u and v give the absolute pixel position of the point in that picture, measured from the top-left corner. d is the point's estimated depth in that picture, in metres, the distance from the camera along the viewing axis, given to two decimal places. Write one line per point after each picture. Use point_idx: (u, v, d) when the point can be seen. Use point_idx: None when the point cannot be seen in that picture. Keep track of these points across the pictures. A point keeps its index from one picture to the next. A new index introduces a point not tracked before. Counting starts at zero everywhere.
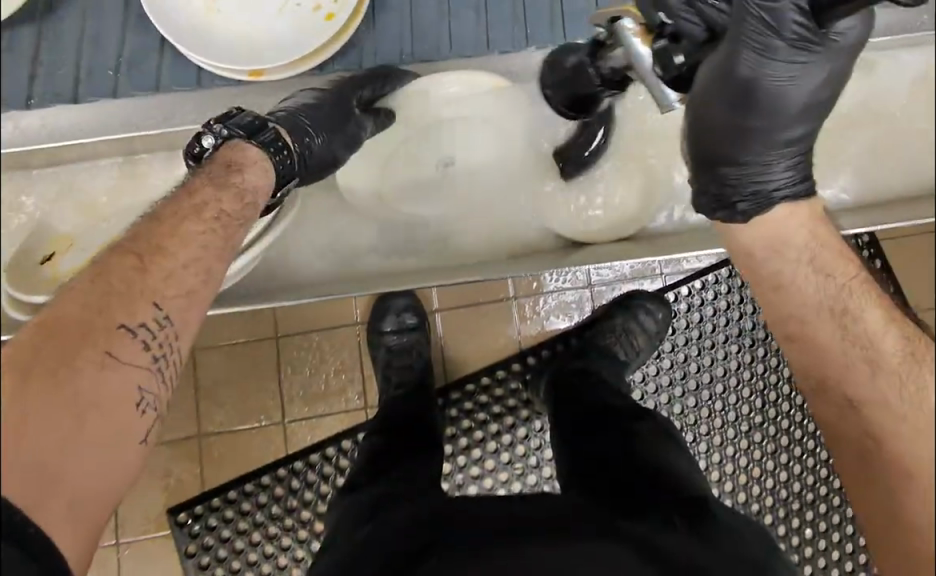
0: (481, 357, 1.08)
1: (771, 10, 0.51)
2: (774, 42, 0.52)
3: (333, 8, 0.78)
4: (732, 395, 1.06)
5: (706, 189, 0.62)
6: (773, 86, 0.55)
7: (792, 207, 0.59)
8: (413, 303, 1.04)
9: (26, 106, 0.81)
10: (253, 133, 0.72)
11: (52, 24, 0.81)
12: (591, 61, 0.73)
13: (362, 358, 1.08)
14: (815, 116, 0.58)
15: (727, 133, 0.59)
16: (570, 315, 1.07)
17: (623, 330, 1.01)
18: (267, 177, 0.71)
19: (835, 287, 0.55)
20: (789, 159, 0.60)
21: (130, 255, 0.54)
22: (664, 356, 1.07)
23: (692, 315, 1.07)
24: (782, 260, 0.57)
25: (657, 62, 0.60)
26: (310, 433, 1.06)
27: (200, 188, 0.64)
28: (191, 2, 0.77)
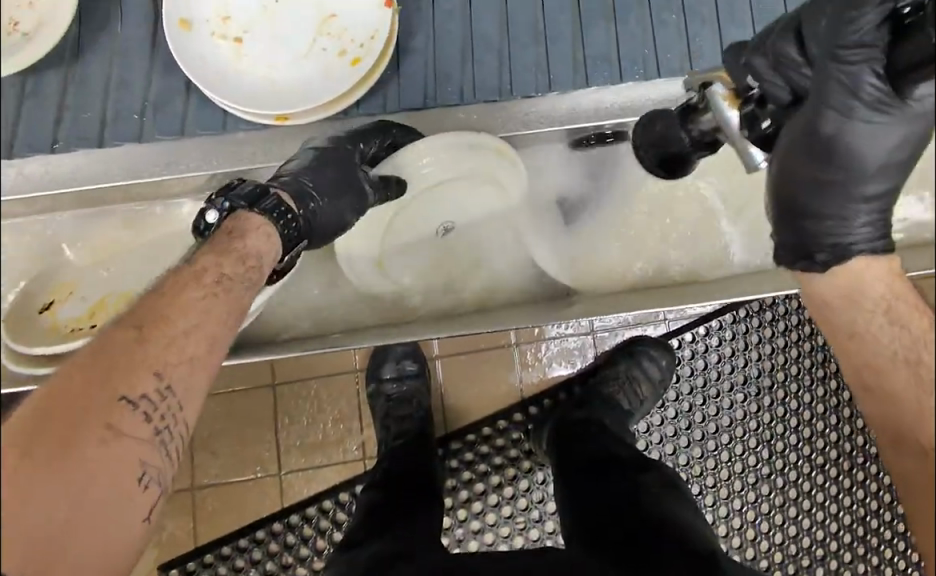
0: (485, 409, 1.06)
1: (850, 73, 0.49)
2: (855, 103, 0.49)
3: (359, 52, 0.75)
4: (738, 445, 1.04)
5: (783, 245, 0.55)
6: (855, 141, 0.50)
7: (866, 262, 0.51)
8: (412, 350, 1.03)
9: (50, 150, 0.78)
10: (255, 202, 0.65)
11: (78, 71, 0.79)
12: (681, 125, 0.65)
13: (361, 408, 1.05)
14: (897, 175, 0.52)
15: (805, 186, 0.52)
16: (573, 362, 1.06)
17: (626, 377, 0.99)
18: (271, 244, 0.64)
19: (912, 337, 0.47)
20: (874, 217, 0.52)
21: (131, 329, 0.50)
22: (669, 405, 1.05)
23: (696, 362, 1.05)
24: (858, 311, 0.50)
25: (745, 123, 0.56)
26: (306, 486, 1.03)
27: (203, 258, 0.59)
28: (219, 47, 0.75)
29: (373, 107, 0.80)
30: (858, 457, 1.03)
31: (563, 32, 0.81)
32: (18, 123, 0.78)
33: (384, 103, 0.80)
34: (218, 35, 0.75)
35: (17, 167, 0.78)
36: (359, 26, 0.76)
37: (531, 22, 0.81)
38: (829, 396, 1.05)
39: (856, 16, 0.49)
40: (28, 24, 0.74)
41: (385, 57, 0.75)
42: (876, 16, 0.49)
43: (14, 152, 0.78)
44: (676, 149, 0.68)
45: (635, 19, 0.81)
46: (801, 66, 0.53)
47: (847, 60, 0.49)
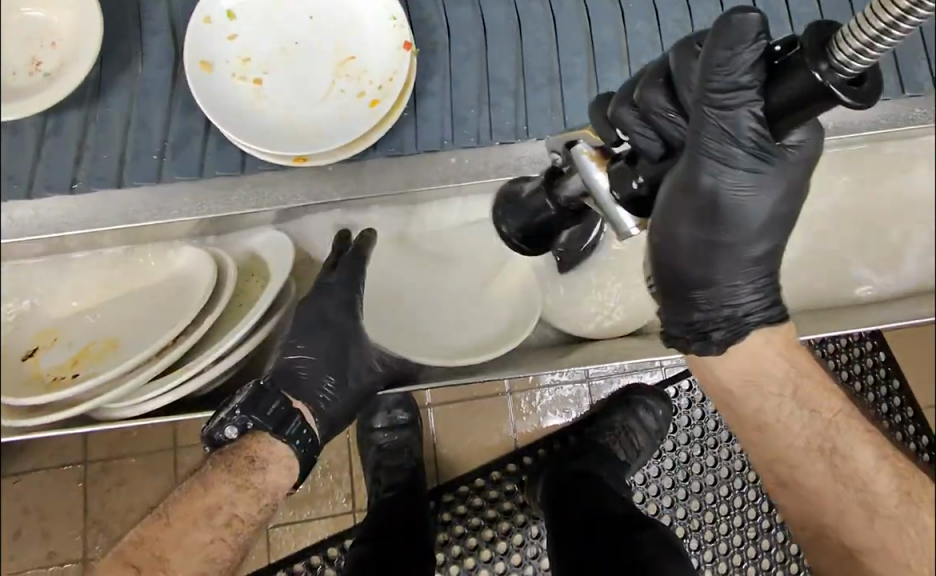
0: (479, 456, 1.03)
1: (727, 117, 0.48)
2: (736, 153, 0.49)
3: (378, 94, 0.74)
4: (737, 498, 1.01)
5: (679, 311, 0.58)
6: (736, 201, 0.52)
7: (763, 337, 0.58)
8: (404, 398, 0.98)
9: (69, 191, 0.76)
10: (279, 425, 0.73)
11: (99, 111, 0.78)
12: (546, 190, 0.63)
13: (352, 458, 1.03)
14: (777, 234, 0.55)
15: (695, 250, 0.55)
16: (568, 411, 1.04)
17: (622, 427, 0.97)
18: (288, 475, 0.74)
19: (821, 424, 0.58)
20: (757, 280, 0.57)
21: (129, 567, 0.70)
22: (665, 456, 1.03)
23: (693, 411, 1.04)
24: (765, 396, 0.59)
25: (613, 183, 0.52)
26: (294, 540, 0.99)
27: (216, 482, 0.72)
28: (239, 87, 0.74)
29: (390, 147, 0.77)
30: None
31: (578, 74, 0.80)
32: (38, 162, 0.76)
33: (400, 142, 0.78)
34: (238, 77, 0.74)
35: (33, 206, 0.76)
36: (378, 67, 0.75)
37: (546, 64, 0.80)
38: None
39: (733, 55, 0.46)
40: (50, 63, 0.73)
41: (405, 97, 0.75)
42: (750, 50, 0.45)
43: (33, 191, 0.76)
44: (542, 221, 0.66)
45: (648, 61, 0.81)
46: (674, 114, 0.51)
47: (724, 105, 0.47)
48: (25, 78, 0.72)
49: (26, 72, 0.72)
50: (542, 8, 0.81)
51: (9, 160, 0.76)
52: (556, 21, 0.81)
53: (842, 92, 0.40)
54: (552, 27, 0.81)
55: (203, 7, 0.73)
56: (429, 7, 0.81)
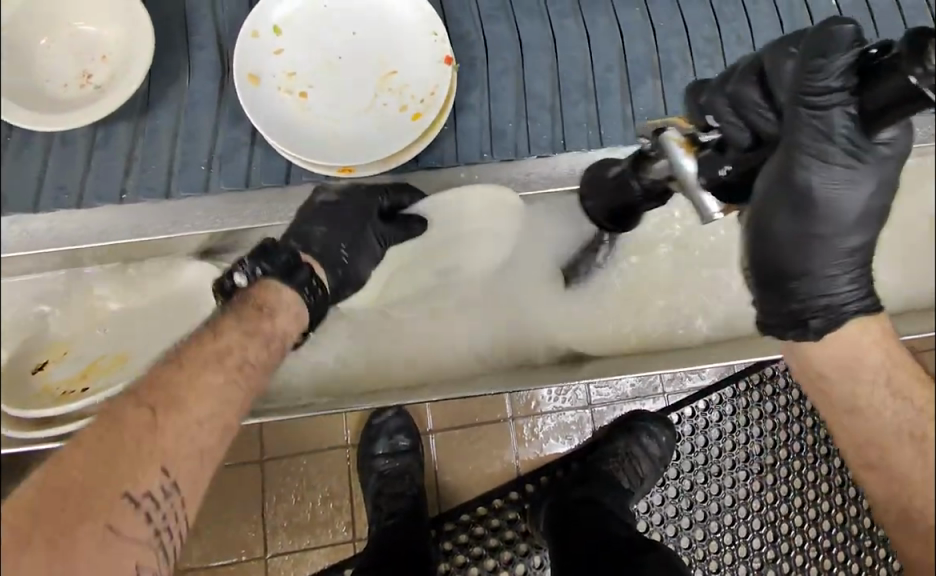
0: (477, 483, 1.00)
1: (822, 118, 0.46)
2: (830, 150, 0.47)
3: (420, 107, 0.75)
4: (742, 527, 0.98)
5: (773, 308, 0.53)
6: (835, 194, 0.49)
7: (860, 325, 0.51)
8: (404, 424, 0.97)
9: (118, 201, 0.76)
10: (287, 273, 0.65)
11: (147, 123, 0.78)
12: (629, 173, 0.59)
13: (352, 484, 0.98)
14: (874, 226, 0.51)
15: (791, 245, 0.51)
16: (571, 437, 1.00)
17: (625, 454, 0.95)
18: (298, 324, 0.65)
19: (914, 411, 0.49)
20: (857, 273, 0.52)
21: (144, 409, 0.53)
22: (669, 484, 1.00)
23: (697, 438, 1.00)
24: (858, 382, 0.50)
25: (704, 170, 0.50)
26: (294, 570, 0.96)
27: (224, 324, 0.61)
28: (284, 100, 0.75)
29: (431, 161, 0.79)
30: (866, 541, 0.98)
31: (613, 88, 0.81)
32: (88, 173, 0.76)
33: (440, 157, 0.79)
34: (283, 90, 0.75)
35: (83, 216, 0.76)
36: (418, 81, 0.76)
37: (580, 81, 0.82)
38: (833, 475, 1.00)
39: (826, 62, 0.45)
40: (100, 77, 0.74)
41: (446, 111, 0.75)
42: (845, 56, 0.45)
43: (83, 201, 0.76)
44: (626, 201, 0.62)
45: (680, 75, 0.82)
46: (766, 109, 0.50)
47: (818, 105, 0.46)
48: (76, 90, 0.73)
49: (77, 85, 0.74)
50: (577, 25, 0.83)
51: (61, 170, 0.76)
52: (590, 38, 0.82)
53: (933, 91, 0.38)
54: (586, 44, 0.82)
55: (250, 21, 0.74)
56: (467, 25, 0.82)
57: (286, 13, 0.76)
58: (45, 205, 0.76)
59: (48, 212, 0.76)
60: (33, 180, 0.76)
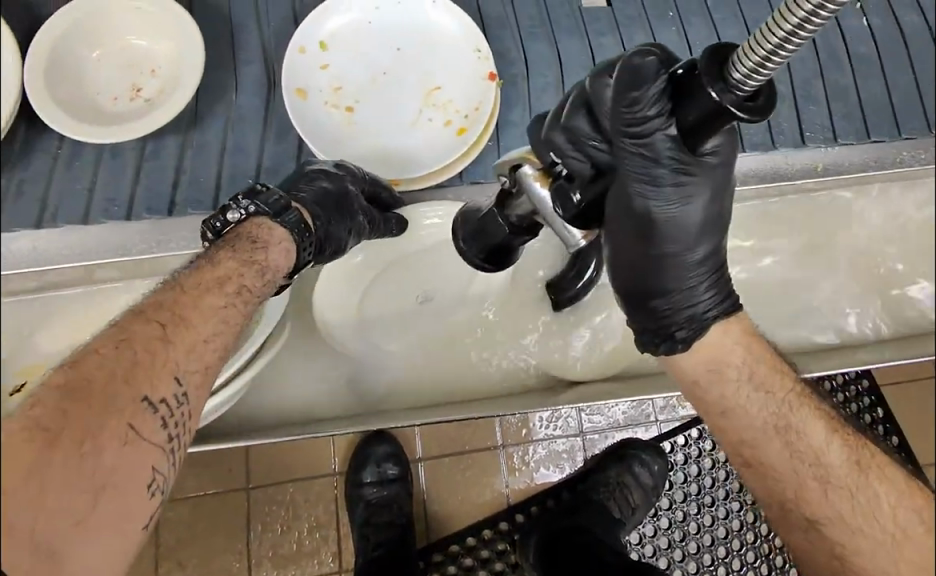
0: (468, 516, 0.97)
1: (645, 144, 0.49)
2: (658, 172, 0.51)
3: (464, 122, 0.76)
4: (735, 559, 0.97)
5: (644, 322, 0.58)
6: (674, 210, 0.53)
7: (722, 329, 0.56)
8: (394, 452, 0.96)
9: (168, 213, 0.74)
10: (277, 213, 0.64)
11: (196, 137, 0.76)
12: (495, 211, 0.61)
13: (340, 512, 0.97)
14: (716, 233, 0.55)
15: (645, 261, 0.56)
16: (562, 466, 0.99)
17: (617, 483, 0.93)
18: (288, 260, 0.63)
19: (777, 404, 0.55)
20: (709, 278, 0.56)
21: (153, 323, 0.51)
22: (661, 515, 0.98)
23: (690, 467, 0.99)
24: (728, 385, 0.55)
25: (558, 200, 0.52)
26: None
27: (222, 257, 0.59)
28: (332, 114, 0.75)
29: (475, 175, 0.77)
30: None
31: None
32: (137, 186, 0.74)
33: (483, 170, 0.77)
34: (330, 104, 0.75)
35: (134, 229, 0.73)
36: (463, 97, 0.76)
37: None
38: None
39: (638, 94, 0.47)
40: (150, 91, 0.74)
41: (490, 127, 0.76)
42: (654, 85, 0.46)
43: (133, 214, 0.74)
44: (496, 241, 0.63)
45: None
46: (599, 141, 0.52)
47: (638, 133, 0.49)
48: (126, 103, 0.74)
49: (127, 98, 0.74)
50: (614, 43, 0.81)
51: (111, 183, 0.74)
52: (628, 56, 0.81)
53: (737, 109, 0.40)
54: None
55: (298, 38, 0.75)
56: (507, 40, 0.81)
57: (333, 28, 0.77)
58: (95, 217, 0.73)
59: (98, 224, 0.73)
60: (82, 194, 0.74)
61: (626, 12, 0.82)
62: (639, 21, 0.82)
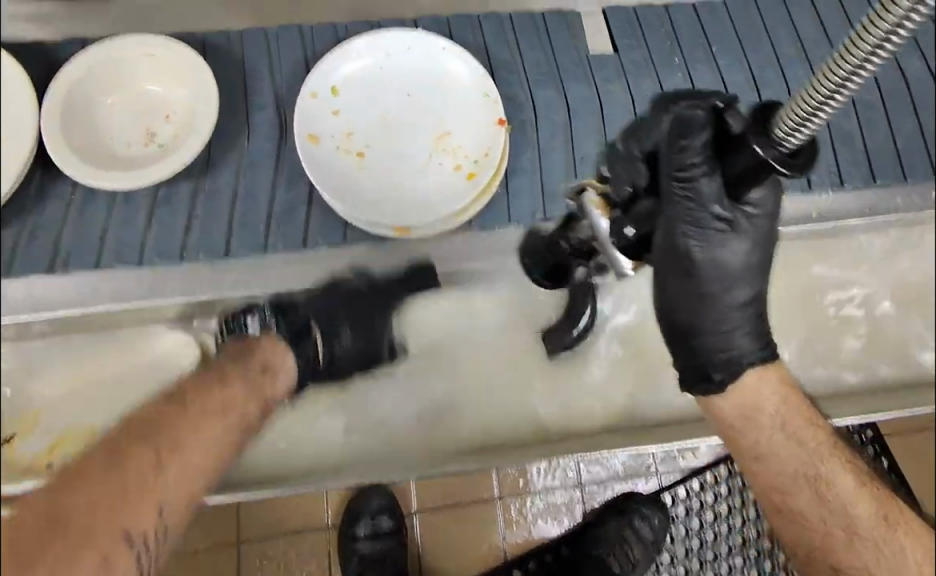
0: (464, 572, 0.94)
1: (692, 190, 0.49)
2: (704, 216, 0.51)
3: (473, 167, 0.76)
4: None
5: (681, 361, 0.58)
6: (717, 253, 0.53)
7: (757, 375, 0.56)
8: (387, 504, 0.92)
9: (178, 259, 0.74)
10: (294, 336, 0.72)
11: (208, 182, 0.76)
12: (560, 233, 0.63)
13: (333, 569, 0.93)
14: (758, 278, 0.55)
15: (687, 302, 0.55)
16: (560, 519, 0.95)
17: (618, 539, 0.91)
18: (290, 386, 0.71)
19: (808, 453, 0.57)
20: (749, 321, 0.56)
21: (146, 449, 0.57)
22: (663, 570, 0.94)
23: (691, 521, 0.95)
24: (760, 430, 0.56)
25: (612, 230, 0.53)
26: None
27: (232, 374, 0.66)
28: (343, 159, 0.75)
29: (487, 221, 0.78)
30: None
31: None
32: (148, 232, 0.74)
33: (495, 215, 0.78)
34: (341, 150, 0.76)
35: (148, 274, 0.74)
36: (473, 142, 0.77)
37: None
38: None
39: (686, 142, 0.48)
40: (164, 136, 0.75)
41: (500, 172, 0.76)
42: (702, 134, 0.47)
43: (145, 260, 0.74)
44: (559, 260, 0.66)
45: None
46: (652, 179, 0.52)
47: (685, 179, 0.49)
48: (140, 149, 0.75)
49: (141, 143, 0.75)
50: (621, 90, 0.83)
51: (123, 230, 0.74)
52: (635, 104, 0.82)
53: (779, 164, 0.41)
54: (632, 109, 0.82)
55: (311, 83, 0.76)
56: (515, 86, 0.82)
57: (344, 75, 0.77)
58: (107, 263, 0.73)
59: (110, 270, 0.73)
60: (94, 240, 0.74)
61: (633, 59, 0.84)
62: (645, 68, 0.84)
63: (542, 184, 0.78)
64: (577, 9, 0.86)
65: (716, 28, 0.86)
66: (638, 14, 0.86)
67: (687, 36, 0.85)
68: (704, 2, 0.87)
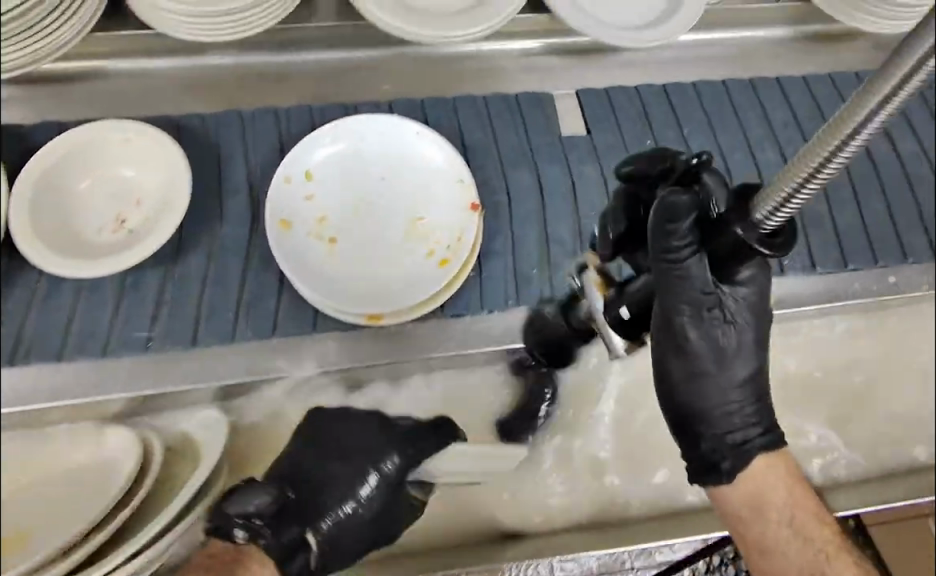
0: None
1: (684, 272, 0.54)
2: (697, 297, 0.55)
3: (447, 253, 0.76)
4: None
5: (688, 443, 0.61)
6: (713, 333, 0.57)
7: (760, 456, 0.59)
8: None
9: (142, 349, 0.72)
10: (287, 554, 0.68)
11: (178, 272, 0.75)
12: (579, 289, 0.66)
13: None
14: (755, 357, 0.59)
15: (690, 386, 0.59)
16: None
17: None
18: None
19: (814, 553, 0.58)
20: (751, 400, 0.59)
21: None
22: None
23: None
24: (764, 523, 0.59)
25: (605, 305, 0.61)
26: None
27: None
28: (316, 246, 0.76)
29: (459, 308, 0.77)
30: None
31: None
32: (113, 321, 0.73)
33: (468, 301, 0.78)
34: (313, 236, 0.76)
35: (110, 367, 0.72)
36: (446, 228, 0.78)
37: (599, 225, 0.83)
38: None
39: (675, 223, 0.52)
40: (135, 222, 0.75)
41: (473, 258, 0.77)
42: (691, 218, 0.52)
43: (107, 350, 0.72)
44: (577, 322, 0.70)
45: None
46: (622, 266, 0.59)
47: (678, 261, 0.53)
48: (109, 235, 0.74)
49: (110, 229, 0.75)
50: (594, 172, 0.85)
51: (86, 319, 0.72)
52: (609, 187, 0.85)
53: (760, 245, 0.45)
54: (605, 193, 0.84)
55: (285, 168, 0.77)
56: (489, 170, 0.84)
57: (320, 160, 0.79)
58: (68, 354, 0.71)
59: (70, 361, 0.71)
60: (55, 329, 0.72)
61: (605, 142, 0.87)
62: (618, 153, 0.87)
63: (517, 269, 0.79)
64: (550, 93, 0.90)
65: (685, 111, 0.90)
66: (610, 97, 0.90)
67: (658, 121, 0.89)
68: (674, 85, 0.92)
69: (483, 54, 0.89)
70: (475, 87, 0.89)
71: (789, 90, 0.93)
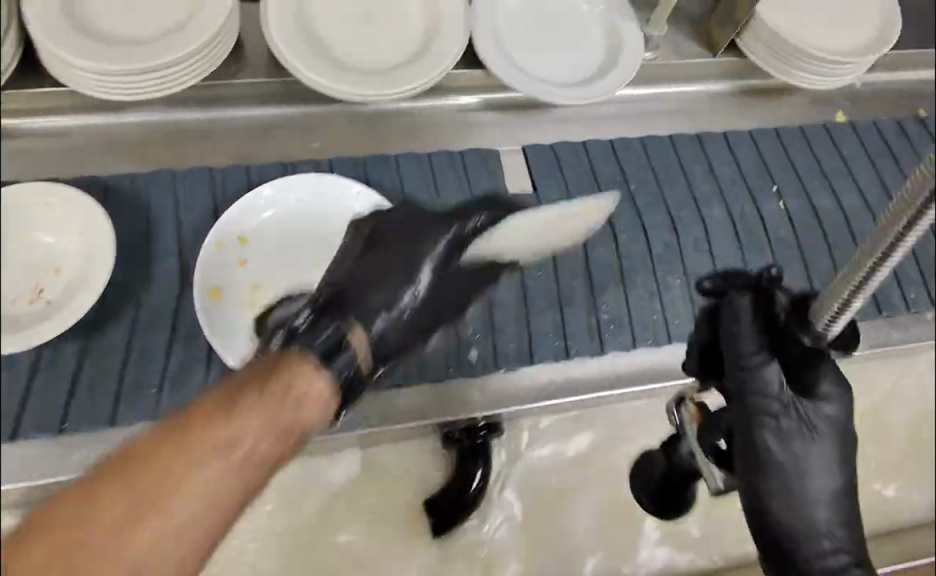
0: None
1: (761, 381, 0.56)
2: (779, 408, 0.56)
3: None
4: None
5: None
6: (801, 451, 0.56)
7: None
8: None
9: (57, 432, 0.69)
10: (329, 355, 0.59)
11: (96, 347, 0.72)
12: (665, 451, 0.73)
13: None
14: (845, 480, 0.58)
15: (783, 511, 0.56)
16: None
17: None
18: (321, 406, 0.59)
19: None
20: (842, 523, 0.57)
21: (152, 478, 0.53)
22: None
23: None
24: None
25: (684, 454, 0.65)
26: None
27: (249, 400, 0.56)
28: (248, 318, 0.74)
29: (397, 379, 0.75)
30: None
31: (578, 299, 0.81)
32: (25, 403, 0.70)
33: (407, 372, 0.76)
34: (246, 306, 0.75)
35: (18, 451, 0.69)
36: None
37: (545, 286, 0.81)
38: None
39: (738, 327, 0.56)
40: (54, 292, 0.70)
41: None
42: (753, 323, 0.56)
43: (19, 433, 0.69)
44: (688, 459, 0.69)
45: (644, 283, 0.83)
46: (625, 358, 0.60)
47: (753, 369, 0.56)
48: (24, 306, 0.69)
49: (26, 300, 0.69)
50: None
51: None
52: None
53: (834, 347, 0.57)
54: None
55: (215, 234, 0.76)
56: None
57: (255, 226, 0.78)
58: None
59: None
60: None
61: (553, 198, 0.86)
62: None
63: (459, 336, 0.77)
64: (496, 150, 0.89)
65: (632, 165, 0.90)
66: (556, 152, 0.89)
67: (605, 176, 0.89)
68: (620, 139, 0.92)
69: (426, 112, 0.89)
70: (419, 146, 0.88)
71: (735, 145, 0.94)
